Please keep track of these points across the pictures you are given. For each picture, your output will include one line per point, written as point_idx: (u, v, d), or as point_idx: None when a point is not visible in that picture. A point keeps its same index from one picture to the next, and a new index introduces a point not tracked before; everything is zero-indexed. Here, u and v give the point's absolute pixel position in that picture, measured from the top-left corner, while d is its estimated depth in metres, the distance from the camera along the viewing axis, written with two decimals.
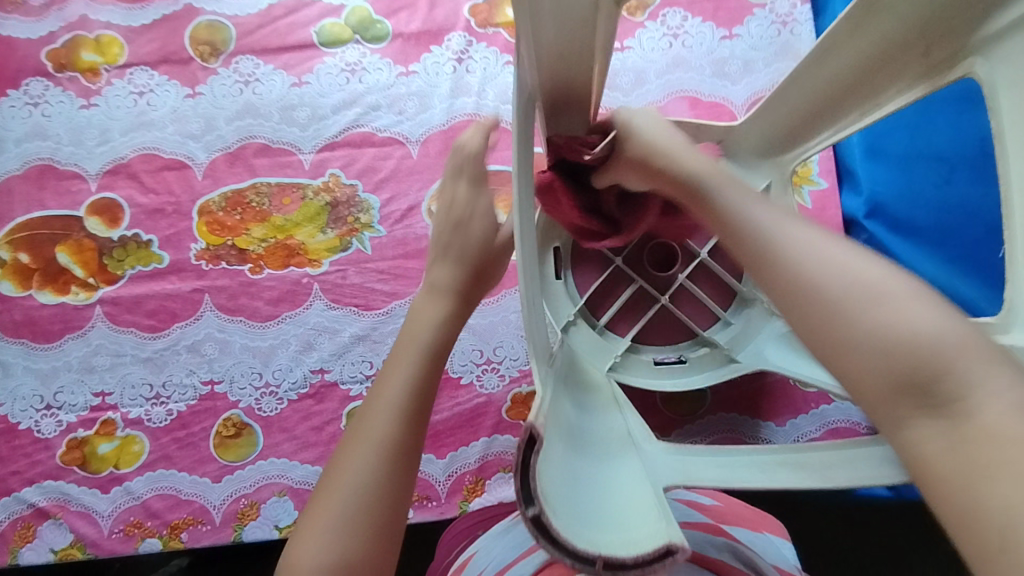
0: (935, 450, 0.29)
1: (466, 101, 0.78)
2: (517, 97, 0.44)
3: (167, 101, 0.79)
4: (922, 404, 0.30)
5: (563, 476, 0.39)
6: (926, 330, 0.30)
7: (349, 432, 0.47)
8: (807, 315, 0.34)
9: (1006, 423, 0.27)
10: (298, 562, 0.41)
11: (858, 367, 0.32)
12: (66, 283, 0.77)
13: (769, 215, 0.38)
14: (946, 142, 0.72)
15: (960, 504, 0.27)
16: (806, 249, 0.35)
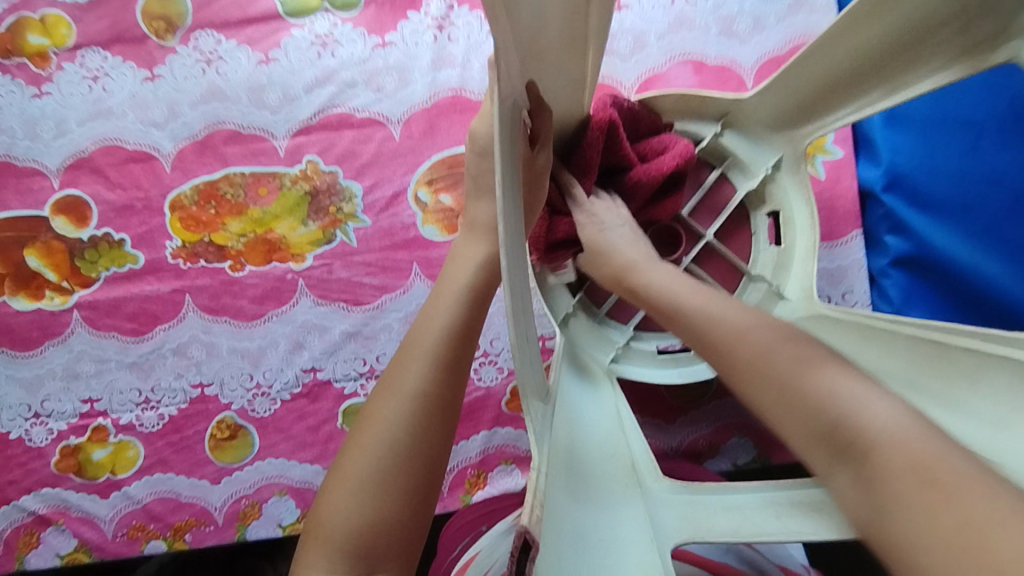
0: (852, 491, 0.39)
1: (450, 74, 0.74)
2: (501, 95, 0.37)
3: (125, 86, 0.74)
4: (836, 454, 0.40)
5: (566, 542, 0.38)
6: (824, 387, 0.41)
7: (383, 383, 0.49)
8: (766, 389, 0.44)
9: (897, 457, 0.36)
10: (332, 510, 0.44)
11: (795, 421, 0.42)
12: (39, 287, 0.73)
13: (705, 303, 0.50)
14: (970, 105, 0.68)
15: (888, 535, 0.36)
16: (727, 326, 0.47)
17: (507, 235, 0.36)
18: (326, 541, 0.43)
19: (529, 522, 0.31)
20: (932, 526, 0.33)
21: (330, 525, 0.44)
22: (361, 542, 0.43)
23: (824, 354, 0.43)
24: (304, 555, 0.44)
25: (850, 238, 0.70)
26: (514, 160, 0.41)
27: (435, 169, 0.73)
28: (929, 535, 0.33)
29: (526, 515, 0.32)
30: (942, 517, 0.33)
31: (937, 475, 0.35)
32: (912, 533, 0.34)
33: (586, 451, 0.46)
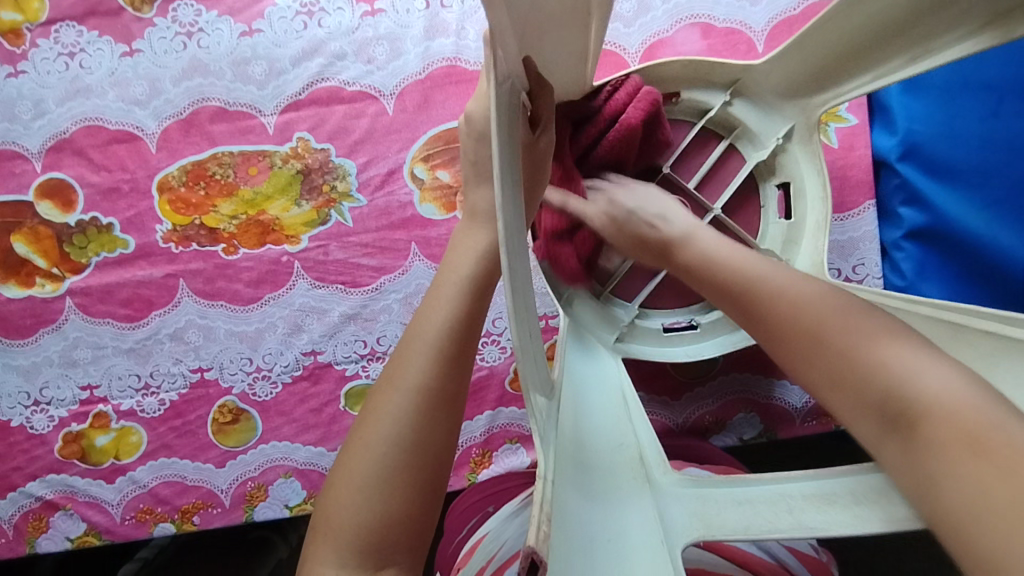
0: (900, 462, 0.36)
1: (445, 43, 0.71)
2: (499, 80, 0.35)
3: (103, 62, 0.72)
4: (888, 424, 0.37)
5: (577, 549, 0.34)
6: (878, 356, 0.37)
7: (384, 374, 0.45)
8: (808, 355, 0.40)
9: (950, 427, 0.34)
10: (338, 508, 0.41)
11: (840, 393, 0.39)
12: (29, 275, 0.71)
13: (747, 264, 0.46)
14: (992, 69, 0.65)
15: (935, 509, 0.33)
16: (771, 292, 0.43)
17: (508, 232, 0.33)
18: (333, 539, 0.41)
19: (536, 542, 0.29)
20: (985, 500, 0.31)
21: (337, 523, 0.41)
22: (369, 540, 0.40)
23: (882, 318, 0.39)
24: (310, 553, 0.42)
25: (863, 209, 0.68)
26: (514, 147, 0.38)
27: (431, 144, 0.71)
28: (983, 510, 0.31)
29: (531, 533, 0.30)
30: (999, 492, 0.31)
31: (998, 450, 0.32)
32: (958, 510, 0.32)
33: (591, 443, 0.43)
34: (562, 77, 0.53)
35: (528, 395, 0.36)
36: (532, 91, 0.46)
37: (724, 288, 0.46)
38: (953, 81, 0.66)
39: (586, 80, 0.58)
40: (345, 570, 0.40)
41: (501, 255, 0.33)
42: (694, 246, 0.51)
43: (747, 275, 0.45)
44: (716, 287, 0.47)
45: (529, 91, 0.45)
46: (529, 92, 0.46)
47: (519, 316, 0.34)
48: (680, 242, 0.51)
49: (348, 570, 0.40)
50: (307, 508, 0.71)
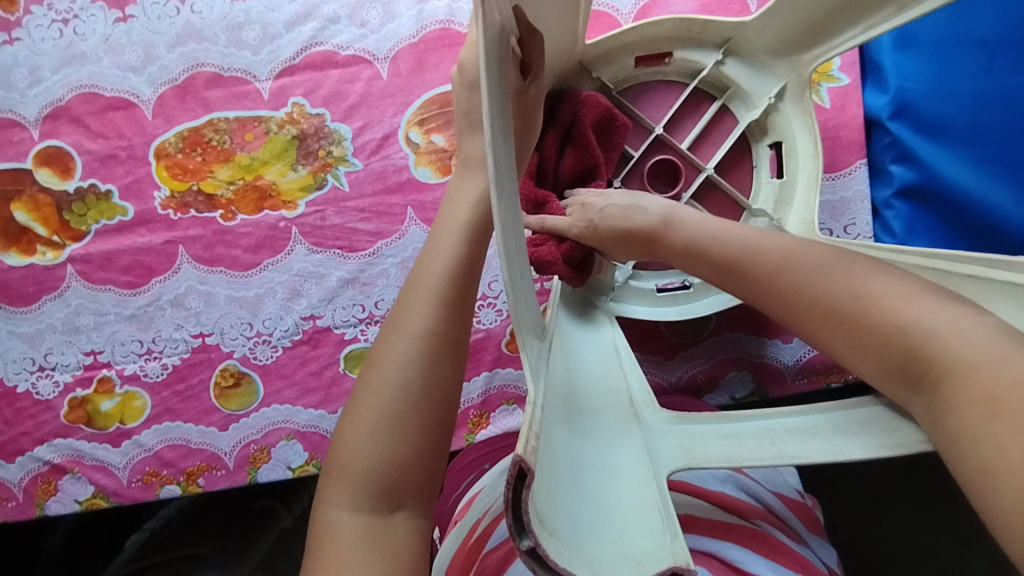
0: (929, 421, 0.35)
1: (438, 6, 0.71)
2: (489, 25, 0.35)
3: (97, 29, 0.72)
4: (911, 383, 0.36)
5: (564, 474, 0.36)
6: (894, 317, 0.37)
7: (389, 323, 0.46)
8: (810, 324, 0.40)
9: (975, 386, 0.32)
10: (348, 454, 0.43)
11: (852, 359, 0.39)
12: (30, 242, 0.72)
13: (744, 236, 0.45)
14: (986, 24, 0.66)
15: (966, 469, 0.32)
16: (781, 258, 0.42)
17: (497, 173, 0.34)
18: (344, 482, 0.42)
19: (525, 451, 0.30)
20: (1008, 455, 0.30)
21: (348, 466, 0.42)
22: (381, 482, 0.42)
23: (892, 275, 0.39)
24: (322, 497, 0.43)
25: (854, 168, 0.68)
26: (504, 90, 0.38)
27: (426, 108, 0.71)
28: (1007, 472, 0.30)
29: (522, 445, 0.31)
30: (1023, 450, 0.30)
31: (1020, 402, 0.30)
32: (990, 465, 0.31)
33: (581, 385, 0.45)
34: (554, 30, 0.53)
35: (519, 332, 0.36)
36: (522, 41, 0.47)
37: (722, 262, 0.46)
38: (946, 38, 0.67)
39: (578, 35, 0.59)
40: (358, 512, 0.41)
41: (494, 195, 0.34)
42: (678, 229, 0.50)
43: (744, 246, 0.45)
44: (714, 262, 0.46)
45: (519, 40, 0.47)
46: (518, 41, 0.47)
47: (510, 254, 0.36)
48: (659, 229, 0.51)
49: (361, 512, 0.41)
50: (309, 469, 0.72)
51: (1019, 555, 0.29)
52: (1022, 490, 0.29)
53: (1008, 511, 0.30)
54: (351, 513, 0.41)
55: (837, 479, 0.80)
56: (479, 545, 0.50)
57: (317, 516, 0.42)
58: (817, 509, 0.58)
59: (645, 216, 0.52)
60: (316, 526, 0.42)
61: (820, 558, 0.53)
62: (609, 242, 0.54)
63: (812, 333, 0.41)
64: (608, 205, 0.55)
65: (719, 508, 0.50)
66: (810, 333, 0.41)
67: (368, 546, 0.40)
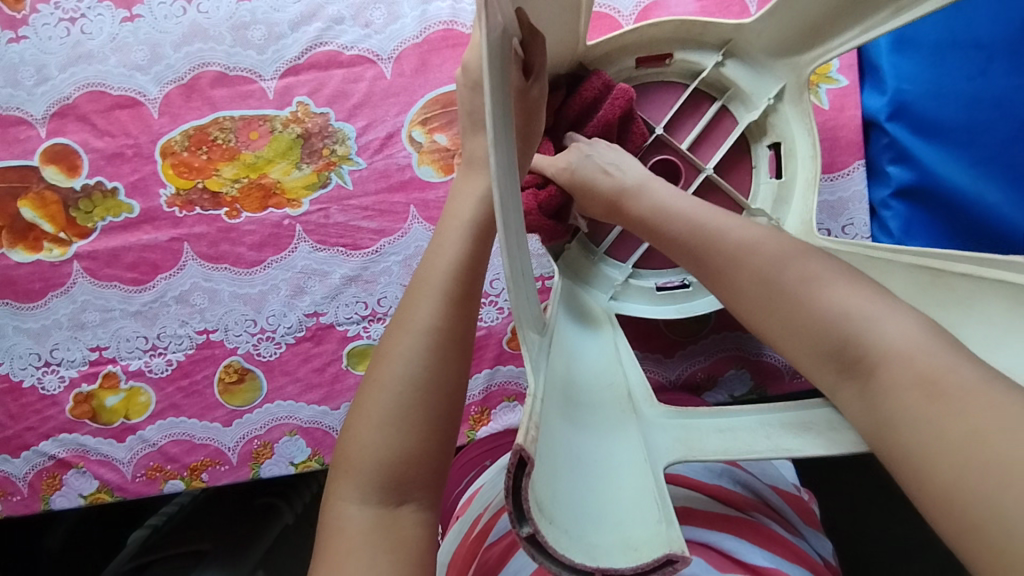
0: (858, 404, 0.38)
1: (441, 6, 0.72)
2: (492, 29, 0.36)
3: (103, 28, 0.73)
4: (844, 368, 0.39)
5: (563, 465, 0.37)
6: (837, 303, 0.40)
7: (395, 320, 0.47)
8: (760, 307, 0.44)
9: (909, 370, 0.36)
10: (357, 448, 0.43)
11: (790, 341, 0.42)
12: (37, 239, 0.73)
13: (701, 219, 0.49)
14: (982, 27, 0.66)
15: (894, 444, 0.36)
16: (736, 249, 0.46)
17: (499, 173, 0.35)
18: (353, 476, 0.43)
19: (525, 441, 0.31)
20: (940, 434, 0.33)
21: (357, 460, 0.43)
22: (389, 475, 0.42)
23: (836, 266, 0.43)
24: (332, 490, 0.44)
25: (852, 169, 0.69)
26: (507, 91, 0.39)
27: (429, 108, 0.72)
28: (937, 445, 0.33)
29: (522, 435, 0.32)
30: (949, 425, 0.33)
31: (951, 388, 0.34)
32: (921, 442, 0.34)
33: (580, 379, 0.45)
34: (555, 31, 0.54)
35: (520, 327, 0.37)
36: (524, 41, 0.48)
37: (682, 244, 0.49)
38: (943, 40, 0.67)
39: (579, 37, 0.60)
40: (366, 504, 0.42)
41: (497, 195, 0.35)
42: (647, 198, 0.53)
43: (702, 231, 0.48)
44: (674, 243, 0.49)
45: (520, 41, 0.48)
46: (521, 43, 0.48)
47: (512, 252, 0.37)
48: (630, 194, 0.54)
49: (370, 505, 0.42)
50: (312, 465, 0.73)
51: (943, 523, 0.32)
52: (942, 457, 0.33)
53: (933, 485, 0.33)
54: (361, 506, 0.42)
55: (835, 478, 0.80)
56: (481, 539, 0.50)
57: (327, 509, 0.43)
58: (812, 504, 0.59)
59: (621, 176, 0.55)
60: (326, 520, 0.43)
61: (815, 549, 0.54)
62: (584, 198, 0.58)
63: (760, 316, 0.44)
64: (592, 154, 0.58)
65: (715, 500, 0.51)
66: (758, 315, 0.44)
67: (377, 538, 0.41)
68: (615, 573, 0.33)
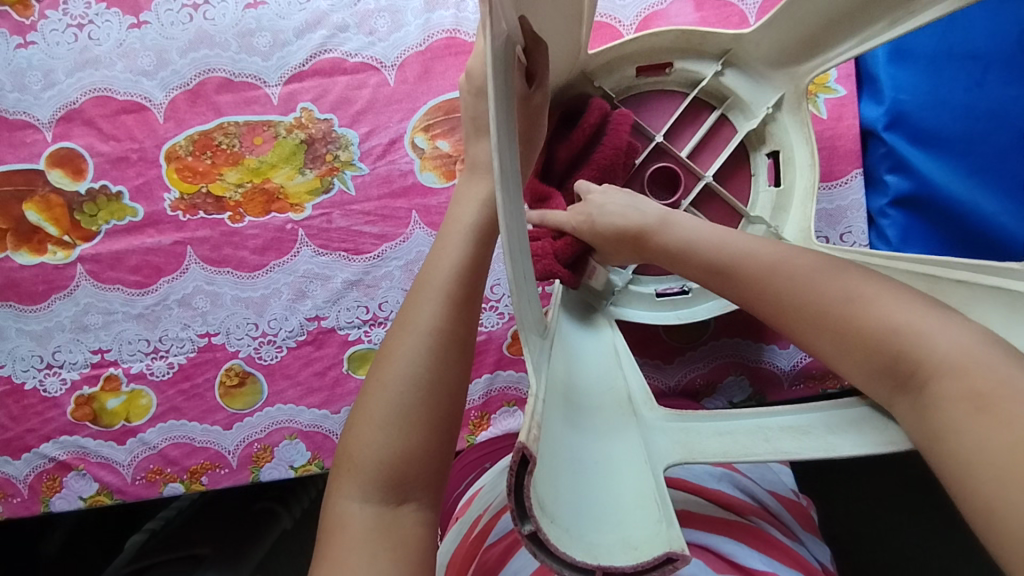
0: (911, 419, 0.38)
1: (444, 15, 0.73)
2: (495, 36, 0.37)
3: (111, 34, 0.74)
4: (897, 383, 0.38)
5: (564, 465, 0.37)
6: (885, 318, 0.39)
7: (398, 321, 0.47)
8: (800, 321, 0.42)
9: (963, 386, 0.35)
10: (359, 447, 0.44)
11: (835, 356, 0.41)
12: (41, 242, 0.74)
13: (730, 239, 0.47)
14: (978, 40, 0.67)
15: (945, 459, 0.35)
16: (771, 266, 0.44)
17: (504, 177, 0.36)
18: (356, 474, 0.43)
19: (528, 440, 0.32)
20: (996, 453, 0.32)
21: (359, 459, 0.43)
22: (391, 474, 0.43)
23: (879, 279, 0.41)
24: (334, 488, 0.44)
25: (849, 177, 0.70)
26: (509, 97, 0.40)
27: (431, 115, 0.73)
28: (991, 463, 0.32)
29: (525, 434, 0.32)
30: (1003, 442, 0.32)
31: (1007, 404, 0.33)
32: (974, 461, 0.33)
33: (581, 383, 0.46)
34: (558, 40, 0.55)
35: (522, 329, 0.38)
36: (527, 48, 0.48)
37: (713, 268, 0.47)
38: (940, 52, 0.68)
39: (580, 46, 0.61)
40: (368, 503, 0.43)
41: (501, 199, 0.36)
42: (671, 231, 0.50)
43: (731, 251, 0.46)
44: (701, 267, 0.48)
45: (524, 49, 0.48)
46: (524, 50, 0.48)
47: (514, 256, 0.37)
48: (654, 228, 0.51)
49: (371, 503, 0.43)
50: (311, 469, 0.73)
51: (1000, 544, 0.32)
52: (998, 473, 0.32)
53: (988, 504, 0.32)
54: (362, 504, 0.43)
55: (834, 487, 0.80)
56: (480, 541, 0.51)
57: (329, 507, 0.44)
58: (810, 509, 0.60)
59: (642, 215, 0.52)
60: (327, 517, 0.43)
61: (813, 553, 0.54)
62: (607, 246, 0.55)
63: (799, 329, 0.43)
64: (605, 203, 0.55)
65: (713, 504, 0.52)
66: (797, 330, 0.43)
67: (378, 537, 0.41)
68: (616, 572, 0.34)
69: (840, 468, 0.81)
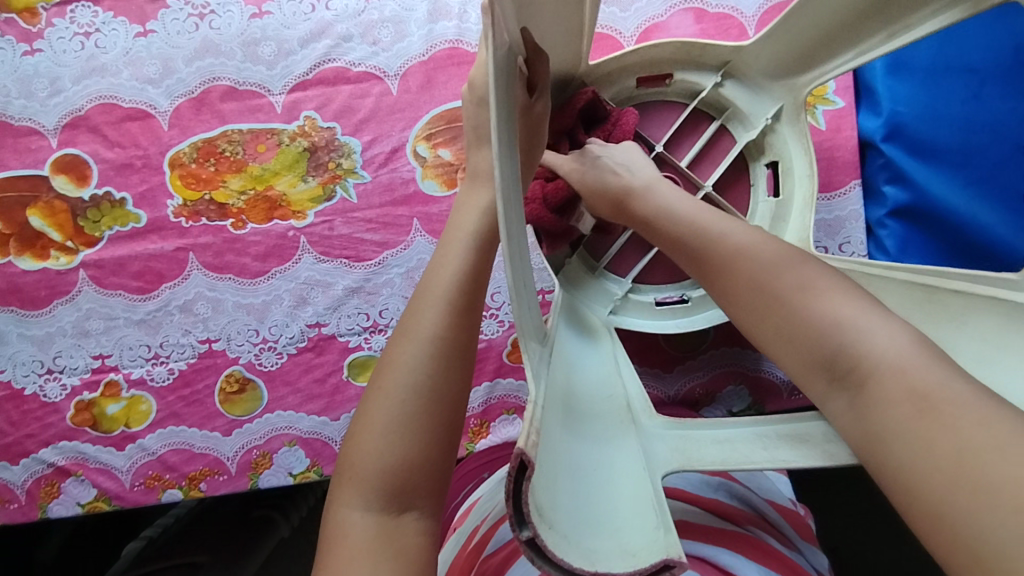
0: (847, 415, 0.39)
1: (447, 26, 0.74)
2: (499, 46, 0.37)
3: (117, 42, 0.74)
4: (836, 379, 0.40)
5: (564, 472, 0.38)
6: (832, 313, 0.40)
7: (400, 329, 0.48)
8: (755, 307, 0.44)
9: (898, 384, 0.36)
10: (360, 454, 0.44)
11: (783, 347, 0.43)
12: (44, 247, 0.74)
13: (702, 221, 0.50)
14: (974, 52, 0.68)
15: (881, 454, 0.36)
16: (736, 255, 0.46)
17: (505, 185, 0.37)
18: (357, 483, 0.43)
19: (526, 444, 0.32)
20: (926, 450, 0.34)
21: (361, 466, 0.44)
22: (392, 483, 0.43)
23: (830, 275, 0.43)
24: (335, 497, 0.44)
25: (848, 189, 0.71)
26: (511, 106, 0.40)
27: (433, 124, 0.74)
28: (924, 461, 0.34)
29: (523, 438, 0.33)
30: (936, 441, 0.34)
31: (942, 404, 0.34)
32: (907, 457, 0.35)
33: (581, 390, 0.46)
34: (560, 52, 0.56)
35: (522, 337, 0.38)
36: (528, 57, 0.49)
37: (690, 251, 0.50)
38: (937, 64, 0.69)
39: (581, 56, 0.62)
40: (370, 511, 0.43)
41: (502, 206, 0.36)
42: (653, 197, 0.55)
43: (705, 234, 0.49)
44: (679, 247, 0.51)
45: (526, 59, 0.49)
46: (525, 60, 0.49)
47: (515, 263, 0.37)
48: (639, 193, 0.56)
49: (373, 512, 0.43)
50: (310, 476, 0.73)
51: (933, 538, 0.33)
52: (929, 466, 0.33)
53: (918, 498, 0.34)
54: (363, 512, 0.43)
55: (834, 499, 0.80)
56: (479, 550, 0.51)
57: (330, 515, 0.44)
58: (808, 518, 0.60)
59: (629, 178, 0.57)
60: (329, 525, 0.43)
61: (811, 564, 0.54)
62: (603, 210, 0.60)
63: (755, 317, 0.45)
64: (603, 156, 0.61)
65: (711, 514, 0.52)
66: (752, 316, 0.45)
67: (380, 546, 0.42)
68: None
69: (840, 481, 0.80)
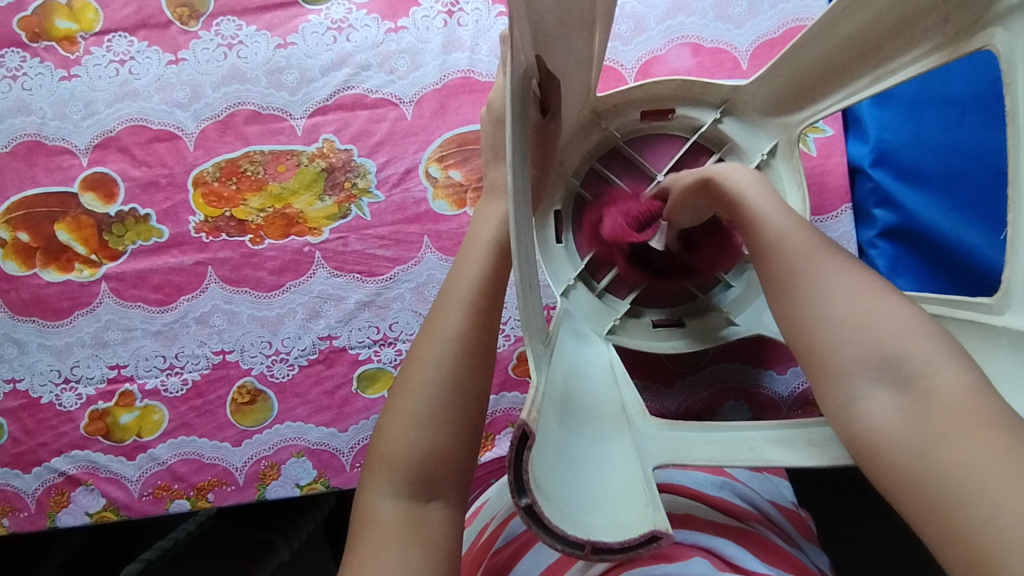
0: (893, 414, 0.36)
1: (460, 56, 0.79)
2: (516, 66, 0.41)
3: (150, 69, 0.79)
4: (891, 378, 0.37)
5: (558, 457, 0.40)
6: (900, 319, 0.38)
7: (424, 329, 0.50)
8: (809, 293, 0.41)
9: (959, 398, 0.34)
10: (390, 446, 0.46)
11: (833, 334, 0.39)
12: (69, 260, 0.77)
13: (797, 226, 0.45)
14: (955, 86, 0.73)
15: (929, 461, 0.33)
16: (833, 267, 0.41)
17: (518, 195, 0.40)
18: (386, 472, 0.45)
19: (529, 417, 0.35)
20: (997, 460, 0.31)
21: (390, 455, 0.46)
22: (419, 471, 0.45)
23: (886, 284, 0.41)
24: (366, 486, 0.46)
25: (839, 212, 0.75)
26: (525, 123, 0.44)
27: (445, 146, 0.78)
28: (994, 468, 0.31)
29: (526, 412, 0.36)
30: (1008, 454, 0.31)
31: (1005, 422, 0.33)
32: (967, 466, 0.32)
33: (580, 392, 0.49)
34: (574, 82, 0.60)
35: (527, 336, 0.41)
36: (541, 81, 0.53)
37: (776, 250, 0.44)
38: (920, 96, 0.74)
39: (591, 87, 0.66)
40: (399, 499, 0.45)
41: (513, 211, 0.39)
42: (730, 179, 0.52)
43: (786, 229, 0.45)
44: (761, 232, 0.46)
45: (540, 84, 0.53)
46: (540, 83, 0.53)
47: (524, 263, 0.41)
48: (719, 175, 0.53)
49: (401, 499, 0.45)
50: (317, 487, 0.75)
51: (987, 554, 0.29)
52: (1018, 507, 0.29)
53: (974, 508, 0.31)
54: (392, 500, 0.45)
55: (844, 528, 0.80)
56: (487, 546, 0.53)
57: (361, 503, 0.46)
58: (810, 521, 0.62)
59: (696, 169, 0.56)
60: (360, 513, 0.45)
61: (813, 562, 0.56)
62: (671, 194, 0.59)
63: (800, 298, 0.42)
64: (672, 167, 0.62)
65: (717, 511, 0.54)
66: (799, 298, 0.42)
67: (407, 532, 0.44)
68: (604, 546, 0.36)
69: (859, 513, 0.80)
